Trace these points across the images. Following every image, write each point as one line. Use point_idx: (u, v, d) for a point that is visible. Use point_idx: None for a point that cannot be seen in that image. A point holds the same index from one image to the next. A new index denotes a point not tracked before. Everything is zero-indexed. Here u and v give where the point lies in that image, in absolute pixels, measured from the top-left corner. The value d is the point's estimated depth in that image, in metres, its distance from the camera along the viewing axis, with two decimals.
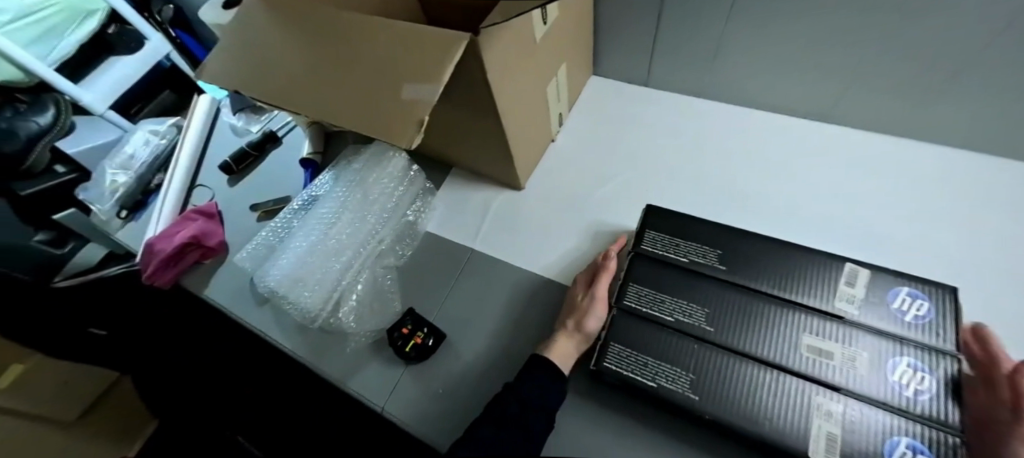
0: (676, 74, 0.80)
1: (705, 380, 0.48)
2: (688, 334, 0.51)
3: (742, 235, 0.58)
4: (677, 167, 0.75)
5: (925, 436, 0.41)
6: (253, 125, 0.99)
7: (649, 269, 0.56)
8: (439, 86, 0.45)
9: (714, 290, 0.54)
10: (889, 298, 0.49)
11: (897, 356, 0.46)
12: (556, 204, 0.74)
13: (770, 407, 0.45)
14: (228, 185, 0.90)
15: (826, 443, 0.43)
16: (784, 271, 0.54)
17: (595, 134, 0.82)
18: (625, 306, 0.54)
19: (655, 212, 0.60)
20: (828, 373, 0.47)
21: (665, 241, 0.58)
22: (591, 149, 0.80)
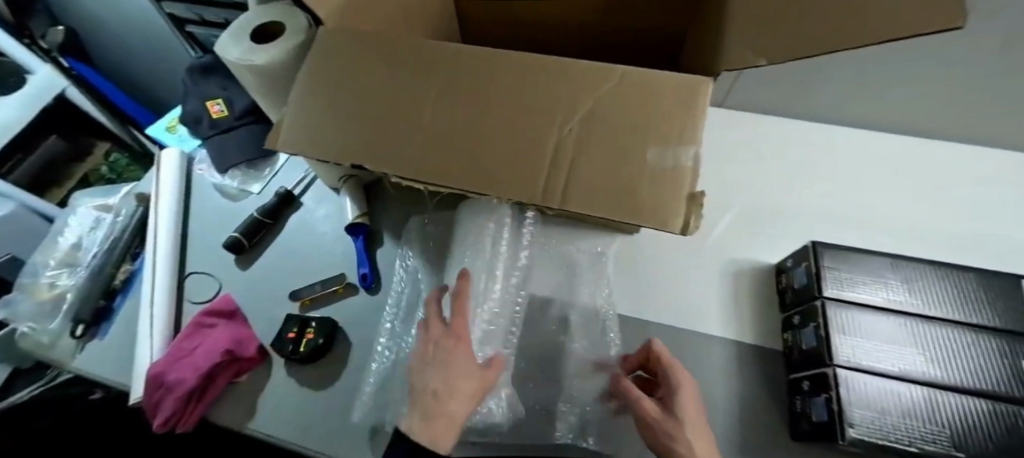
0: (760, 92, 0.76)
1: (964, 435, 0.43)
2: (918, 382, 0.47)
3: (919, 262, 0.55)
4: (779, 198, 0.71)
5: None
6: (250, 184, 0.75)
7: (848, 314, 0.51)
8: (696, 146, 0.36)
9: (921, 329, 0.50)
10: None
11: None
12: (676, 249, 0.67)
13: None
14: (239, 269, 0.68)
15: None
16: (974, 295, 0.52)
17: None
18: (842, 363, 0.48)
19: (824, 249, 0.56)
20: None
21: (850, 279, 0.54)
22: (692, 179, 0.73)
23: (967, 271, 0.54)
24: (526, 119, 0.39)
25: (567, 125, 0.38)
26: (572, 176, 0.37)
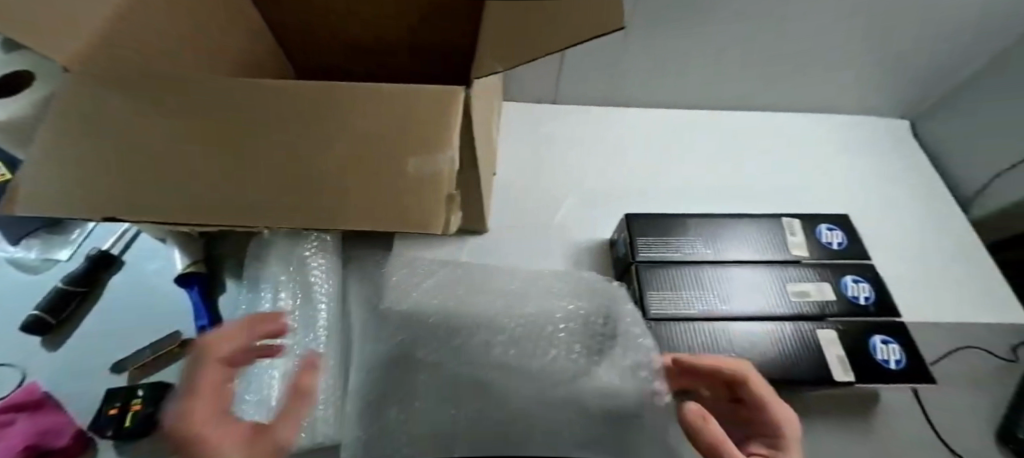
0: (582, 86, 0.85)
1: (746, 354, 0.54)
2: (713, 319, 0.56)
3: (712, 217, 0.65)
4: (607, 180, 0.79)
5: (883, 327, 0.56)
6: (58, 252, 0.67)
7: (657, 273, 0.59)
8: (452, 150, 0.38)
9: (714, 275, 0.59)
10: (819, 235, 0.63)
11: (843, 276, 0.59)
12: (520, 242, 0.72)
13: (796, 350, 0.54)
14: (47, 350, 0.59)
15: (838, 364, 0.53)
16: (752, 237, 0.63)
17: (530, 158, 0.81)
18: (654, 317, 0.56)
19: (635, 219, 0.64)
20: (815, 309, 0.57)
21: (657, 242, 0.61)
22: (534, 174, 0.79)
23: (747, 218, 0.65)
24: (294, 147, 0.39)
25: (337, 151, 0.39)
26: (342, 195, 0.38)
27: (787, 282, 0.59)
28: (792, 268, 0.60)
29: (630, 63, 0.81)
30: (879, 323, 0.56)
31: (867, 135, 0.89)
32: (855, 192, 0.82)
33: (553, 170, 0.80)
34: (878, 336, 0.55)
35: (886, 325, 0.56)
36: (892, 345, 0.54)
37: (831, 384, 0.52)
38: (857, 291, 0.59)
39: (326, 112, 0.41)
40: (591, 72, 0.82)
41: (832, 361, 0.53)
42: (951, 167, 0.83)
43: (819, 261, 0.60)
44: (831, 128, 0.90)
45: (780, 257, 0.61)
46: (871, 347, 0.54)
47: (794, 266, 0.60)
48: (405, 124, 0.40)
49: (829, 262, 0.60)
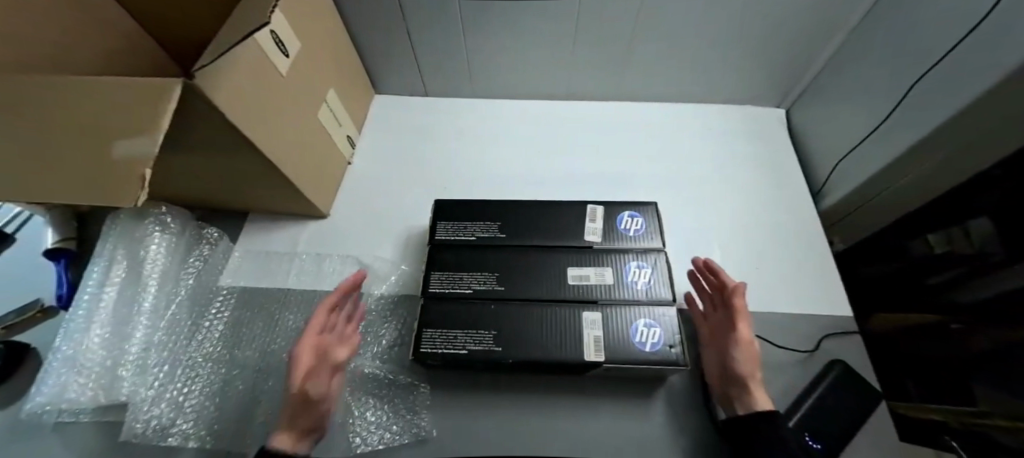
0: (446, 80, 0.89)
1: (506, 332, 0.56)
2: (487, 298, 0.59)
3: (519, 203, 0.67)
4: (457, 171, 0.82)
5: (654, 312, 0.56)
6: None
7: (446, 255, 0.62)
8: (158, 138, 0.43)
9: (502, 257, 0.62)
10: (617, 222, 0.64)
11: (626, 262, 0.60)
12: (358, 229, 0.76)
13: (555, 330, 0.55)
14: None
15: (592, 345, 0.54)
16: (552, 223, 0.65)
17: (390, 148, 0.86)
18: (431, 294, 0.59)
19: (444, 204, 0.67)
20: (589, 291, 0.59)
21: (456, 226, 0.65)
22: (389, 164, 0.84)
23: (552, 205, 0.66)
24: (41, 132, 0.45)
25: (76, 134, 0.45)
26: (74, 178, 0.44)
27: (571, 267, 0.61)
28: (580, 254, 0.61)
29: (482, 60, 0.83)
30: (653, 307, 0.57)
31: (737, 125, 0.88)
32: (711, 180, 0.81)
33: (411, 159, 0.85)
34: (643, 320, 0.55)
35: (655, 309, 0.57)
36: (657, 330, 0.55)
37: (579, 363, 0.53)
38: (639, 277, 0.59)
39: (68, 96, 0.45)
40: (448, 66, 0.85)
41: (586, 341, 0.54)
42: (814, 156, 0.81)
43: (610, 248, 0.62)
44: (702, 118, 0.89)
45: (573, 243, 0.63)
46: (633, 332, 0.55)
47: (584, 252, 0.62)
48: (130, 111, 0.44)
49: (620, 249, 0.61)
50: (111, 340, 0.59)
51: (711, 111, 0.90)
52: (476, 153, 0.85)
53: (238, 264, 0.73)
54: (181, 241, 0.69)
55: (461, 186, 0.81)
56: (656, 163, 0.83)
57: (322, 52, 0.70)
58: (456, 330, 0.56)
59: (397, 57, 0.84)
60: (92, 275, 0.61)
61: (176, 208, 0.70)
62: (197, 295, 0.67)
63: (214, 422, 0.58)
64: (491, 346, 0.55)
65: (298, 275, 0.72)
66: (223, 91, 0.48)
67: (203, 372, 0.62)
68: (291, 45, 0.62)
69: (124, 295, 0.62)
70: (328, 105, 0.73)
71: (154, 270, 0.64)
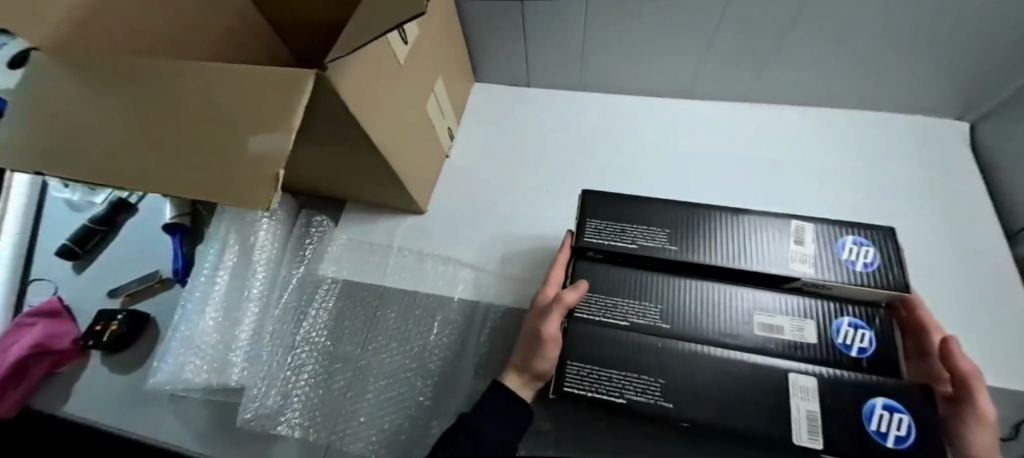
0: (552, 70, 0.81)
1: (680, 382, 0.43)
2: (649, 334, 0.46)
3: (690, 207, 0.53)
4: (560, 174, 0.75)
5: (893, 387, 0.41)
6: (96, 196, 0.83)
7: (598, 273, 0.51)
8: (291, 129, 0.40)
9: (666, 282, 0.49)
10: (834, 249, 0.48)
11: (840, 317, 0.46)
12: (454, 227, 0.72)
13: (747, 388, 0.42)
14: (73, 272, 0.75)
15: (805, 423, 0.40)
16: (735, 238, 0.50)
17: (487, 142, 0.81)
18: (577, 319, 0.48)
19: (594, 198, 0.55)
20: (786, 347, 0.45)
21: (611, 228, 0.52)
22: (486, 160, 0.78)
23: (743, 218, 0.51)
24: (180, 119, 0.44)
25: (208, 124, 0.43)
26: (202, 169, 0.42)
27: (763, 308, 0.47)
28: (777, 293, 0.48)
29: (596, 51, 0.74)
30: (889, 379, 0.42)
31: (900, 141, 0.72)
32: (864, 206, 0.67)
33: (509, 156, 0.78)
34: (880, 399, 0.41)
35: (897, 385, 0.41)
36: (900, 416, 0.40)
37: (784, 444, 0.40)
38: (858, 336, 0.45)
39: (205, 87, 0.44)
40: (558, 56, 0.77)
41: (797, 417, 0.41)
42: (1011, 186, 0.65)
43: (825, 287, 0.46)
44: (855, 128, 0.75)
45: (773, 272, 0.47)
46: (865, 410, 0.40)
47: (781, 292, 0.48)
48: (262, 101, 0.42)
49: (831, 293, 0.47)
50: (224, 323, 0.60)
51: (867, 121, 0.75)
52: (581, 154, 0.77)
53: (340, 253, 0.70)
54: (285, 227, 0.68)
55: (564, 190, 0.74)
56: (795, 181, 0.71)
57: (435, 37, 0.65)
58: (611, 370, 0.44)
59: (504, 44, 0.77)
60: (209, 257, 0.63)
61: (284, 194, 0.69)
62: (300, 281, 0.66)
63: (318, 416, 0.58)
64: (661, 398, 0.43)
65: (395, 268, 0.69)
66: (347, 81, 0.45)
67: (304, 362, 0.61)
68: (409, 29, 0.57)
69: (235, 279, 0.62)
70: (434, 95, 0.69)
71: (262, 256, 0.64)
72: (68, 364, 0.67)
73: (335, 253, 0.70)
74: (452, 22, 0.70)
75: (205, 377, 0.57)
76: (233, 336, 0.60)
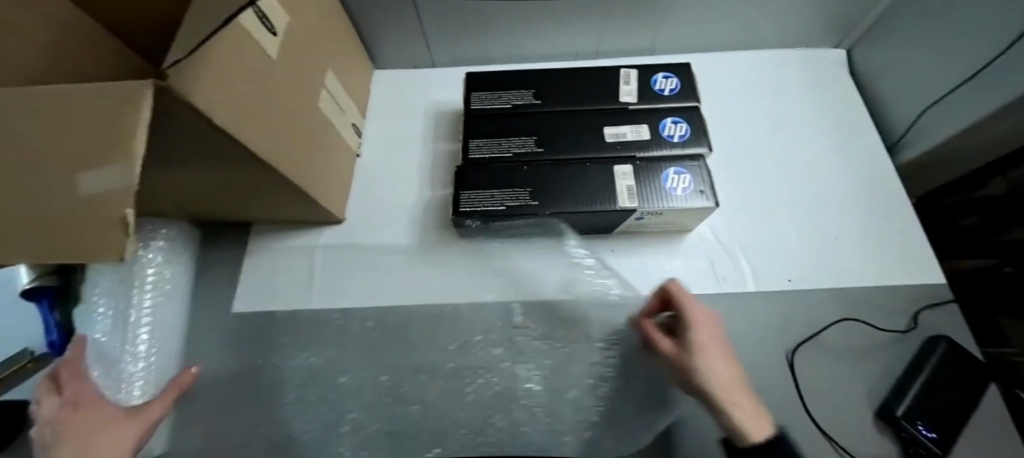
0: (455, 45, 0.75)
1: (542, 187, 0.57)
2: (524, 159, 0.59)
3: (554, 72, 0.65)
4: None
5: (686, 163, 0.58)
6: None
7: (478, 171, 0.58)
8: (137, 162, 0.33)
9: (539, 118, 0.62)
10: (652, 82, 0.64)
11: (667, 166, 0.57)
12: (382, 228, 0.67)
13: (590, 187, 0.57)
14: None
15: (624, 195, 0.57)
16: (590, 90, 0.64)
17: (400, 133, 0.74)
18: (472, 159, 0.60)
19: (474, 76, 0.66)
20: (625, 146, 0.60)
21: (492, 95, 0.64)
22: (403, 153, 0.73)
23: (598, 104, 0.63)
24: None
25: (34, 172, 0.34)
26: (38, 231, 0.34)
27: (615, 168, 0.58)
28: (621, 159, 0.58)
29: (496, 19, 0.70)
30: (689, 159, 0.58)
31: (794, 73, 0.76)
32: (770, 140, 0.71)
33: (426, 144, 0.73)
34: (674, 170, 0.57)
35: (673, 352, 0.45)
36: (687, 177, 0.57)
37: (614, 209, 0.56)
38: (679, 182, 0.57)
39: (16, 127, 0.35)
40: (458, 30, 0.72)
41: (620, 189, 0.57)
42: (885, 103, 0.71)
43: (655, 155, 0.59)
44: (754, 67, 0.78)
45: (614, 149, 0.60)
46: (664, 179, 0.57)
47: (627, 159, 0.58)
48: (90, 131, 0.34)
49: (663, 153, 0.59)
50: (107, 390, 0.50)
51: (764, 58, 0.78)
52: None
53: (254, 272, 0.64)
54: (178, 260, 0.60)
55: None
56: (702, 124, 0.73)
57: (312, 24, 0.57)
58: (493, 189, 0.57)
59: (396, 23, 0.70)
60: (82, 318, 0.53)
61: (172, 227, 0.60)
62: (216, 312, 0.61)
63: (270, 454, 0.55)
64: (526, 200, 0.57)
65: (321, 273, 0.64)
66: (205, 92, 0.37)
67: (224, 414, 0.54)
68: (274, 17, 0.49)
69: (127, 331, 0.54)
70: (326, 90, 0.61)
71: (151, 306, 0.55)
72: None
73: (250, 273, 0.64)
74: (330, 4, 0.62)
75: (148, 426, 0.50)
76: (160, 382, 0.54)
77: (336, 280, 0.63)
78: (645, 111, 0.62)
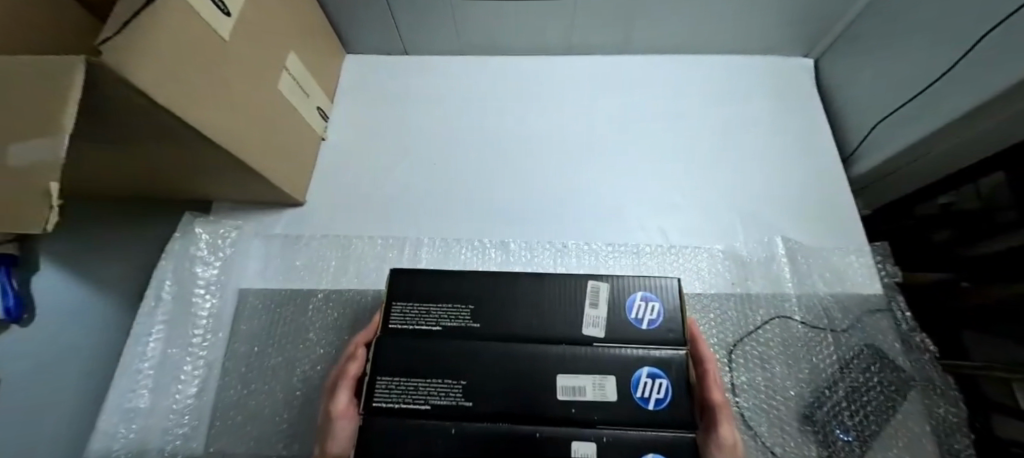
0: (425, 34, 0.76)
1: (488, 305, 0.50)
2: (442, 421, 0.43)
3: (505, 278, 0.51)
4: (447, 140, 0.72)
5: (665, 361, 0.46)
6: None
7: (399, 352, 0.46)
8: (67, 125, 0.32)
9: (469, 353, 0.46)
10: (628, 308, 0.49)
11: (643, 455, 0.41)
12: (341, 212, 0.67)
13: (545, 301, 0.50)
14: None
15: (578, 396, 0.45)
16: (549, 306, 0.50)
17: (366, 118, 0.75)
18: (370, 411, 0.43)
19: (401, 275, 0.51)
20: (583, 411, 0.44)
21: (416, 310, 0.49)
22: (366, 138, 0.73)
23: None
24: None
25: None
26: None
27: (564, 385, 0.45)
28: (582, 351, 0.46)
29: (463, 10, 0.70)
30: (667, 357, 0.46)
31: (761, 80, 0.77)
32: (731, 144, 0.71)
33: (389, 132, 0.73)
34: (640, 298, 0.50)
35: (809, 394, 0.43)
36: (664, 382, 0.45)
37: (571, 334, 0.48)
38: (650, 392, 0.45)
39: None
40: (426, 17, 0.72)
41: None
42: (846, 114, 0.72)
43: (619, 333, 0.48)
44: (723, 72, 0.78)
45: (571, 332, 0.48)
46: (634, 390, 0.44)
47: (587, 350, 0.47)
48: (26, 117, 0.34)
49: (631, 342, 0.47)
50: (176, 357, 0.54)
51: (734, 62, 0.79)
52: (465, 119, 0.74)
53: (260, 251, 0.64)
54: (246, 227, 0.64)
55: (451, 159, 0.70)
56: (661, 124, 0.73)
57: (272, 8, 0.57)
58: None
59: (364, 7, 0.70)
60: (147, 289, 0.55)
61: (196, 217, 0.61)
62: (225, 282, 0.60)
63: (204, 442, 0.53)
64: (465, 320, 0.49)
65: (278, 256, 0.64)
66: (149, 69, 0.38)
67: (200, 407, 0.54)
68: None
69: (226, 274, 0.60)
70: (287, 73, 0.61)
71: (212, 262, 0.60)
72: None
73: (254, 252, 0.63)
74: None
75: (161, 389, 0.52)
76: (177, 343, 0.55)
77: (294, 261, 0.64)
78: (615, 299, 0.50)
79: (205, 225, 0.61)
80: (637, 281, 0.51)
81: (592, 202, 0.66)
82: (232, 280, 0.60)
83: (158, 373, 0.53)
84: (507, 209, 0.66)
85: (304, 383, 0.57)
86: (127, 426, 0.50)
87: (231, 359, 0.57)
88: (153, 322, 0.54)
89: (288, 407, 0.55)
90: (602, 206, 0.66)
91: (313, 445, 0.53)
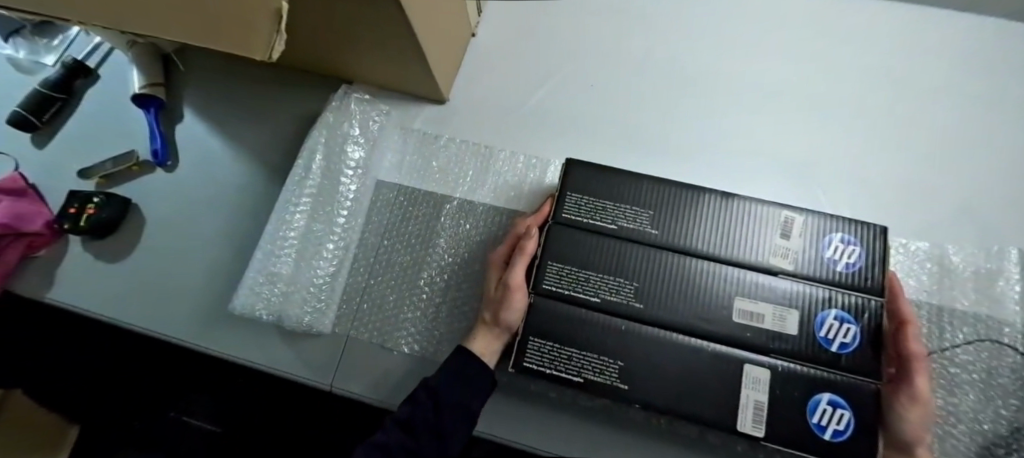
0: None
1: (666, 216, 0.47)
2: (615, 315, 0.43)
3: (688, 191, 0.48)
4: (608, 61, 0.63)
5: (854, 304, 0.42)
6: (44, 56, 0.68)
7: (574, 242, 0.45)
8: None
9: (645, 257, 0.45)
10: (821, 247, 0.45)
11: (820, 393, 0.41)
12: (484, 118, 0.61)
13: (727, 225, 0.47)
14: (34, 148, 0.64)
15: (755, 317, 0.43)
16: (732, 230, 0.47)
17: (520, 20, 0.66)
18: (543, 291, 0.44)
19: (577, 167, 0.49)
20: (758, 338, 0.43)
21: (592, 205, 0.47)
22: (519, 43, 0.65)
23: None
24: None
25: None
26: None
27: (741, 303, 0.44)
28: (763, 280, 0.44)
29: None
30: (854, 300, 0.42)
31: (1012, 55, 0.61)
32: (955, 127, 0.58)
33: (544, 40, 0.65)
34: (838, 236, 0.45)
35: None
36: (851, 327, 0.42)
37: (754, 263, 0.45)
38: (835, 333, 0.42)
39: None
40: None
41: (745, 405, 0.41)
42: None
43: (805, 269, 0.44)
44: (960, 37, 0.62)
45: (751, 259, 0.45)
46: (818, 325, 0.42)
47: (769, 280, 0.44)
48: None
49: (815, 280, 0.44)
50: (318, 234, 0.54)
51: (976, 27, 0.63)
52: (631, 41, 0.64)
53: (399, 145, 0.60)
54: (387, 116, 0.61)
55: (609, 84, 0.62)
56: (867, 88, 0.61)
57: None
58: (573, 349, 0.43)
59: None
60: (297, 161, 0.55)
61: (346, 98, 0.59)
62: (363, 168, 0.57)
63: (334, 323, 0.52)
64: (641, 225, 0.47)
65: (415, 152, 0.60)
66: None
67: (334, 288, 0.53)
68: None
69: (367, 160, 0.58)
70: None
71: (357, 144, 0.58)
72: (45, 248, 0.58)
73: (391, 144, 0.60)
74: None
75: (301, 262, 0.53)
76: (319, 220, 0.54)
77: (430, 162, 0.60)
78: (811, 230, 0.45)
79: (360, 102, 0.60)
80: (835, 217, 0.46)
81: (769, 162, 0.57)
82: (369, 168, 0.58)
83: (301, 245, 0.53)
84: (670, 150, 0.58)
85: (430, 287, 0.55)
86: (271, 287, 0.51)
87: (363, 248, 0.56)
88: (302, 196, 0.54)
89: (416, 306, 0.54)
90: (781, 168, 0.57)
91: (439, 350, 0.51)
